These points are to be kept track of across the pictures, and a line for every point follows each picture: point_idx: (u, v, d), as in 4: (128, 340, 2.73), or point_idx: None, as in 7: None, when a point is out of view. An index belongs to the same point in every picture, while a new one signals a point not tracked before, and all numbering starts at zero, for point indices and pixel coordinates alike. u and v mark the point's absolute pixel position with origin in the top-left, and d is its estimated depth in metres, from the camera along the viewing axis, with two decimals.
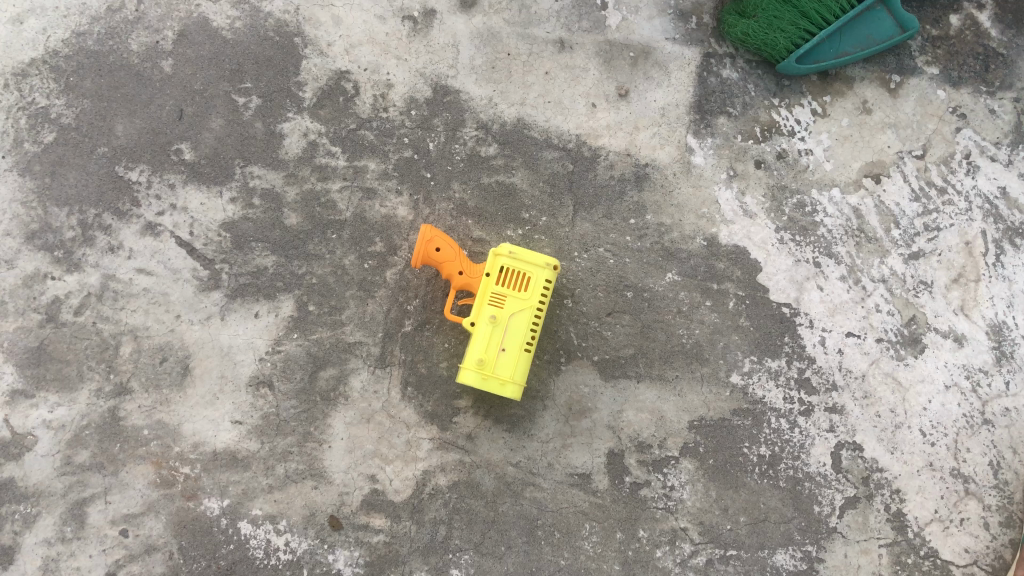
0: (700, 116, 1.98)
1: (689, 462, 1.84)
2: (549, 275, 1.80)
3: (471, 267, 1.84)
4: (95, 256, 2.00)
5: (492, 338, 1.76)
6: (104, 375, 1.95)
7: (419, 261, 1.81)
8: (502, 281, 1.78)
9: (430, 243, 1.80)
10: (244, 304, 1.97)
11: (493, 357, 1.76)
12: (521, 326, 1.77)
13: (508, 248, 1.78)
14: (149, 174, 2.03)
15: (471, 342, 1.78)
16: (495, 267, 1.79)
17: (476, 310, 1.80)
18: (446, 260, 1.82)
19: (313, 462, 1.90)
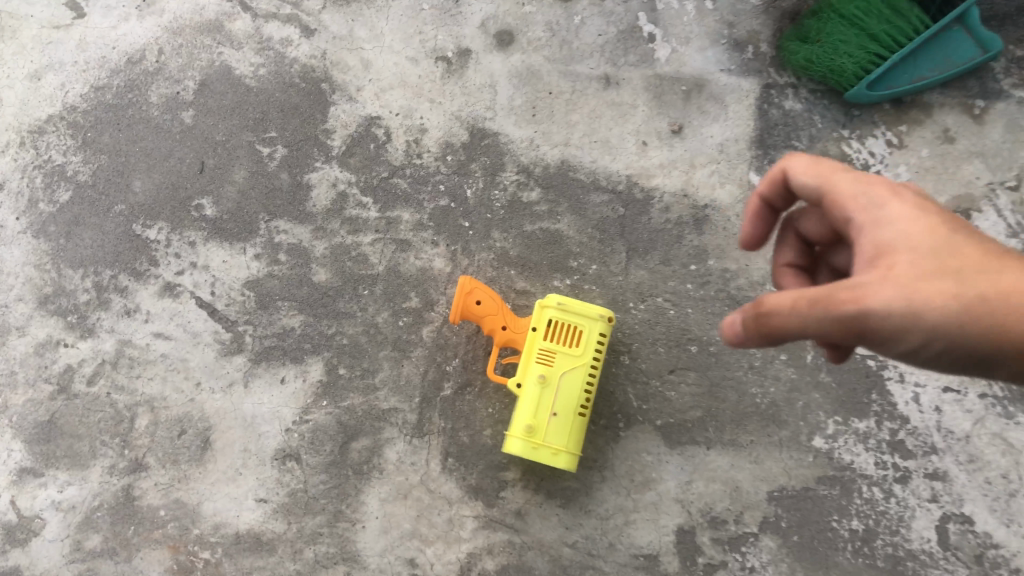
0: (762, 150, 1.79)
1: (770, 539, 1.62)
2: (604, 329, 1.61)
3: (515, 321, 1.67)
4: (110, 320, 1.87)
5: (541, 401, 1.58)
6: (119, 450, 1.80)
7: (457, 317, 1.65)
8: (551, 336, 1.60)
9: (470, 296, 1.64)
10: (269, 368, 1.81)
11: (543, 424, 1.57)
12: (574, 386, 1.58)
13: (555, 300, 1.60)
14: (168, 231, 1.90)
15: (518, 406, 1.60)
16: (542, 321, 1.62)
17: (523, 369, 1.62)
18: (489, 314, 1.65)
19: (345, 544, 1.72)
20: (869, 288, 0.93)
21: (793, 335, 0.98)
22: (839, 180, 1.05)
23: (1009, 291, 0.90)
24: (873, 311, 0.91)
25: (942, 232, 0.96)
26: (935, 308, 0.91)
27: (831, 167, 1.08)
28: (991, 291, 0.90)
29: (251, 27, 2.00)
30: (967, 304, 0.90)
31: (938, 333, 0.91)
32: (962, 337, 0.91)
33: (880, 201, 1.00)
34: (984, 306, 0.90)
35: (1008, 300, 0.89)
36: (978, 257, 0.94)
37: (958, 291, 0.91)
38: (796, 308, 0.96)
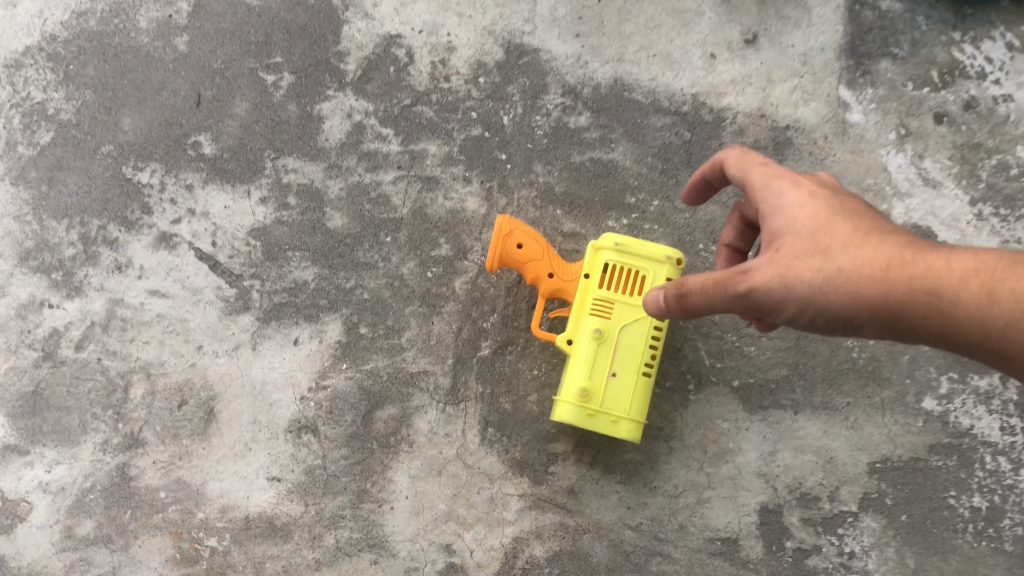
0: (854, 59, 1.51)
1: (873, 520, 1.37)
2: (671, 273, 1.35)
3: (564, 267, 1.41)
4: (99, 277, 1.64)
5: (598, 360, 1.33)
6: (112, 424, 1.58)
7: (495, 264, 1.39)
8: (608, 284, 1.34)
9: (509, 239, 1.38)
10: (280, 328, 1.57)
11: (601, 387, 1.32)
12: (637, 341, 1.33)
13: (613, 240, 1.34)
14: (162, 174, 1.66)
15: (569, 366, 1.35)
16: (596, 266, 1.36)
17: (574, 323, 1.36)
18: (533, 260, 1.39)
19: (371, 528, 1.49)
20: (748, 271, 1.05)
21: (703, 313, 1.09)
22: (752, 170, 1.13)
23: (864, 260, 0.98)
24: (747, 287, 1.02)
25: (825, 214, 1.04)
26: (802, 281, 1.00)
27: (749, 156, 1.15)
28: (848, 260, 0.99)
29: None
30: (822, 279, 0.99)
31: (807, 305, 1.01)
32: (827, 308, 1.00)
33: (778, 188, 1.09)
34: (840, 276, 0.98)
35: (859, 269, 0.98)
36: (850, 232, 1.02)
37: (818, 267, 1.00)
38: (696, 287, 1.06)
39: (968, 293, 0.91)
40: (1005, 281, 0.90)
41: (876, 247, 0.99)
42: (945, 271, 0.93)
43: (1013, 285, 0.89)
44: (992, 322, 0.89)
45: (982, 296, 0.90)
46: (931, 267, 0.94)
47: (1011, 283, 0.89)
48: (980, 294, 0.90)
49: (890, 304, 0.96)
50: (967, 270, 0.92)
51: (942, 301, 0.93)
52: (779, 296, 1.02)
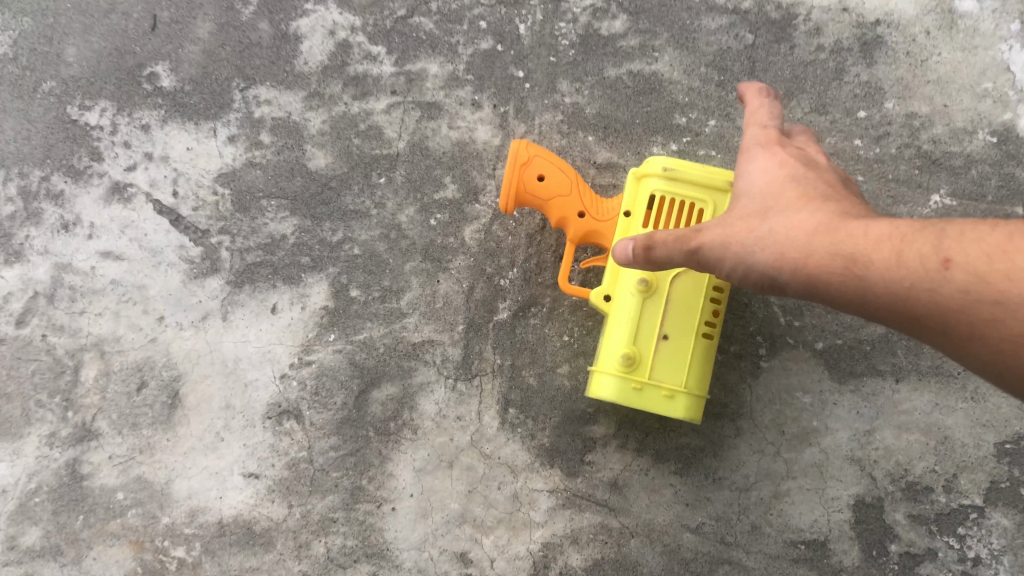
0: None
1: (1004, 515, 1.08)
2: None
3: (599, 205, 1.11)
4: (42, 238, 1.37)
5: (645, 318, 1.04)
6: (60, 413, 1.32)
7: (509, 204, 1.11)
8: (654, 220, 1.05)
9: (528, 168, 1.09)
10: (255, 293, 1.30)
11: (649, 352, 1.03)
12: (695, 293, 1.03)
13: (660, 164, 1.05)
14: (113, 113, 1.39)
15: (609, 327, 1.06)
16: (639, 199, 1.07)
17: (613, 272, 1.07)
18: (558, 195, 1.10)
19: (368, 534, 1.21)
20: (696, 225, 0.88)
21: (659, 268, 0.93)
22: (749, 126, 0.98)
23: (796, 221, 0.81)
24: (685, 245, 0.86)
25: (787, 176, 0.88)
26: (735, 241, 0.84)
27: (758, 109, 0.98)
28: (782, 221, 0.81)
29: None
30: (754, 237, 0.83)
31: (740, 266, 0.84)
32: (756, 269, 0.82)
33: (755, 151, 0.93)
34: (768, 237, 0.81)
35: (788, 229, 0.80)
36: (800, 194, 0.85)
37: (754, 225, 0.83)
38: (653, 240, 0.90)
39: (879, 256, 0.73)
40: (916, 243, 0.72)
41: (813, 208, 0.82)
42: (863, 231, 0.75)
43: (921, 248, 0.71)
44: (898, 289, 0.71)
45: (889, 258, 0.72)
46: (853, 226, 0.76)
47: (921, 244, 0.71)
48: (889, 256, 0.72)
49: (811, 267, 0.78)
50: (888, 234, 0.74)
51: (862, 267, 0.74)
52: (714, 258, 0.85)
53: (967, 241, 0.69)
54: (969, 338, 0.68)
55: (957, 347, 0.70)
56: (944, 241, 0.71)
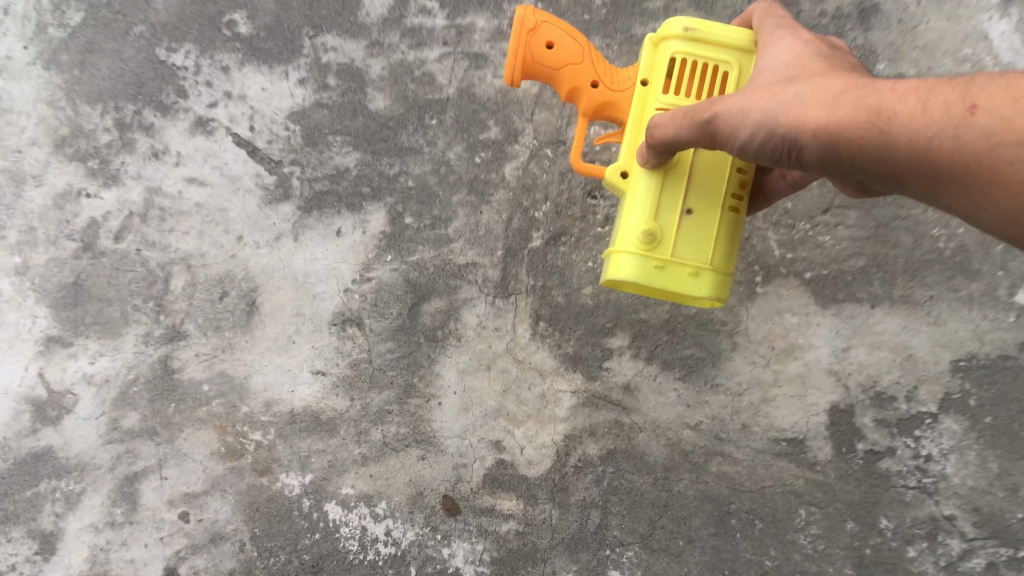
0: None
1: (955, 421, 1.28)
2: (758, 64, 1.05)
3: (614, 74, 1.13)
4: (136, 164, 1.57)
5: (665, 198, 1.06)
6: (154, 316, 1.54)
7: (514, 73, 1.14)
8: (674, 83, 1.06)
9: (536, 35, 1.12)
10: (323, 218, 1.50)
11: (670, 230, 1.06)
12: (714, 160, 1.05)
13: (680, 25, 1.04)
14: (196, 55, 1.57)
15: (630, 209, 1.08)
16: (660, 64, 1.07)
17: (630, 143, 1.09)
18: (569, 64, 1.12)
19: (418, 424, 1.44)
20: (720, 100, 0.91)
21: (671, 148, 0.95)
22: (768, 26, 1.01)
23: (816, 87, 0.83)
24: (699, 116, 0.90)
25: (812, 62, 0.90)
26: (753, 109, 0.86)
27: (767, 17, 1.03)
28: (807, 88, 0.83)
29: None
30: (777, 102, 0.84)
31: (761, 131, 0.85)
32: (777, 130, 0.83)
33: (785, 37, 0.96)
34: (791, 101, 0.83)
35: (809, 95, 0.82)
36: (823, 67, 0.87)
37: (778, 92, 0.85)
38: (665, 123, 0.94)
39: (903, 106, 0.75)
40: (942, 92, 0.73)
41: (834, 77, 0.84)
42: (890, 86, 0.76)
43: (948, 96, 0.73)
44: (918, 136, 0.73)
45: (913, 107, 0.74)
46: (878, 83, 0.77)
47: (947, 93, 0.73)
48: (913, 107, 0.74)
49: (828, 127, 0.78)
50: (913, 88, 0.75)
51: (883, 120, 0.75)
52: (733, 125, 0.87)
53: (993, 86, 0.71)
54: (991, 182, 0.70)
55: (975, 196, 0.72)
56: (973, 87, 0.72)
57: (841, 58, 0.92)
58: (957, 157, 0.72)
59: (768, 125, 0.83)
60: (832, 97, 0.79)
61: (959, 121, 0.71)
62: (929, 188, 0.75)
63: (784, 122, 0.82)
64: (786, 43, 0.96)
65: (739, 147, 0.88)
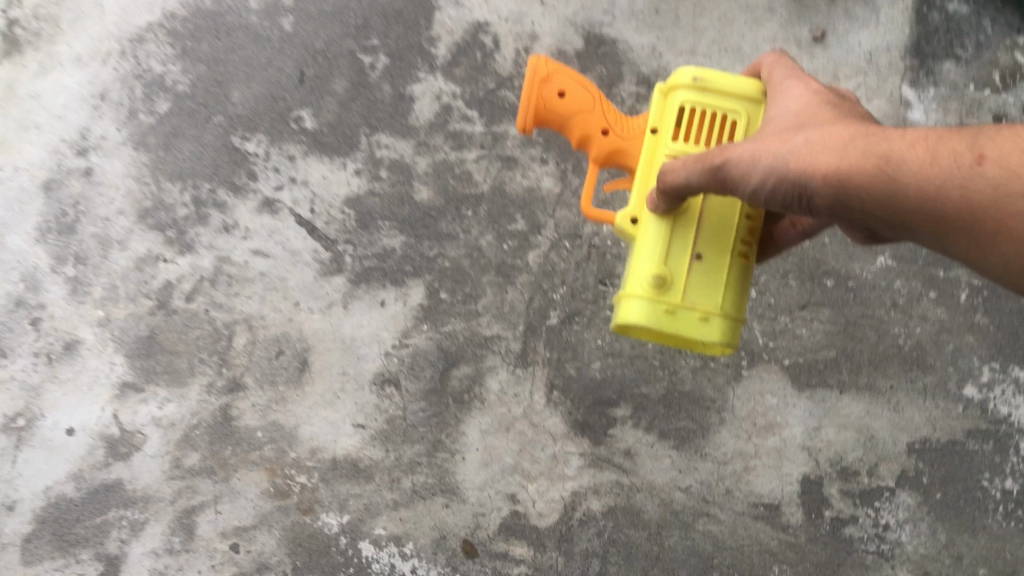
0: (903, 68, 1.72)
1: (909, 496, 1.57)
2: (757, 113, 1.24)
3: (622, 124, 1.32)
4: (209, 236, 1.80)
5: (676, 245, 1.22)
6: (217, 369, 1.76)
7: (528, 120, 1.33)
8: (683, 130, 1.24)
9: (550, 86, 1.32)
10: (369, 290, 1.73)
11: (679, 275, 1.21)
12: (723, 206, 1.22)
13: (688, 76, 1.22)
14: (267, 144, 1.81)
15: (643, 256, 1.23)
16: (670, 110, 1.25)
17: (641, 188, 1.26)
18: (581, 112, 1.32)
19: (444, 475, 1.65)
20: (729, 145, 1.09)
21: (680, 190, 1.12)
22: (774, 76, 1.22)
23: (825, 134, 1.03)
24: (713, 161, 1.07)
25: (807, 111, 1.12)
26: (765, 154, 1.04)
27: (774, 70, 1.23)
28: (816, 135, 1.03)
29: None
30: (789, 148, 1.03)
31: (773, 173, 1.03)
32: (790, 173, 1.02)
33: (786, 89, 1.17)
34: (804, 148, 1.02)
35: (817, 140, 1.02)
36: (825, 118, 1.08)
37: (787, 139, 1.05)
38: (678, 169, 1.12)
39: (912, 156, 0.97)
40: (947, 144, 0.97)
41: (837, 125, 1.04)
42: (895, 138, 0.98)
43: (954, 148, 0.96)
44: (931, 181, 0.95)
45: (919, 157, 0.96)
46: (885, 135, 0.99)
47: (949, 146, 0.96)
48: (923, 155, 0.96)
49: (842, 172, 0.99)
50: (915, 140, 0.97)
51: (893, 166, 0.97)
52: (746, 168, 1.05)
53: (990, 142, 0.95)
54: (997, 227, 0.94)
55: (979, 235, 0.96)
56: (975, 142, 0.96)
57: (838, 108, 1.13)
58: (962, 199, 0.95)
59: (781, 169, 1.02)
60: (844, 145, 1.00)
61: (968, 170, 0.94)
62: (927, 225, 0.98)
63: (797, 166, 1.02)
64: (790, 92, 1.17)
65: (746, 189, 1.07)
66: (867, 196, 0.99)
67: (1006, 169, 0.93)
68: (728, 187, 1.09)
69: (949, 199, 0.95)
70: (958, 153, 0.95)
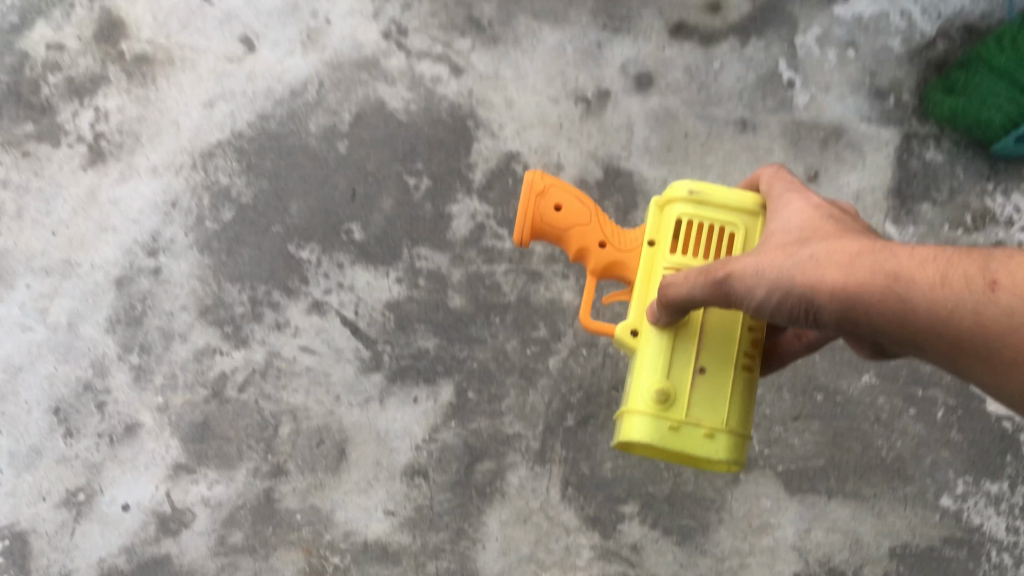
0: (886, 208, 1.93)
1: None
2: (750, 224, 1.39)
3: (617, 237, 1.47)
4: (262, 332, 2.00)
5: (676, 362, 1.34)
6: (263, 455, 1.93)
7: (524, 232, 1.48)
8: (679, 242, 1.39)
9: (547, 201, 1.48)
10: (404, 387, 1.92)
11: (680, 390, 1.33)
12: (718, 319, 1.35)
13: (684, 191, 1.39)
14: (319, 252, 2.03)
15: (645, 373, 1.36)
16: (667, 224, 1.41)
17: (640, 298, 1.41)
18: (578, 224, 1.48)
19: (466, 561, 1.81)
20: (739, 259, 1.15)
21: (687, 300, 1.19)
22: (778, 190, 1.32)
23: (832, 252, 1.08)
24: (719, 274, 1.15)
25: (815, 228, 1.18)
26: (771, 269, 1.11)
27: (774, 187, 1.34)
28: (822, 252, 1.08)
29: (404, 65, 2.10)
30: (796, 265, 1.09)
31: (778, 287, 1.09)
32: (796, 287, 1.08)
33: (799, 208, 1.24)
34: (811, 264, 1.08)
35: (826, 256, 1.08)
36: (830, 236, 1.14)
37: (795, 256, 1.11)
38: (680, 284, 1.20)
39: (919, 277, 1.01)
40: (960, 268, 1.01)
41: (846, 242, 1.09)
42: (902, 259, 1.03)
43: (966, 271, 1.00)
44: (939, 303, 0.99)
45: (927, 279, 1.00)
46: (893, 255, 1.03)
47: (957, 270, 1.00)
48: (933, 278, 1.00)
49: (849, 289, 1.04)
50: (922, 262, 1.02)
51: (900, 285, 1.01)
52: (752, 281, 1.11)
53: (1001, 266, 0.98)
54: (1011, 354, 0.96)
55: (993, 358, 0.98)
56: (987, 266, 0.99)
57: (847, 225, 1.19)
58: (972, 322, 0.98)
59: (787, 284, 1.08)
60: (851, 264, 1.05)
61: (981, 296, 0.98)
62: (939, 345, 1.01)
63: (803, 282, 1.07)
64: (794, 209, 1.25)
65: (752, 304, 1.13)
66: (875, 313, 1.03)
67: (1019, 296, 0.95)
68: (737, 299, 1.15)
69: (959, 320, 0.98)
70: (967, 276, 0.99)
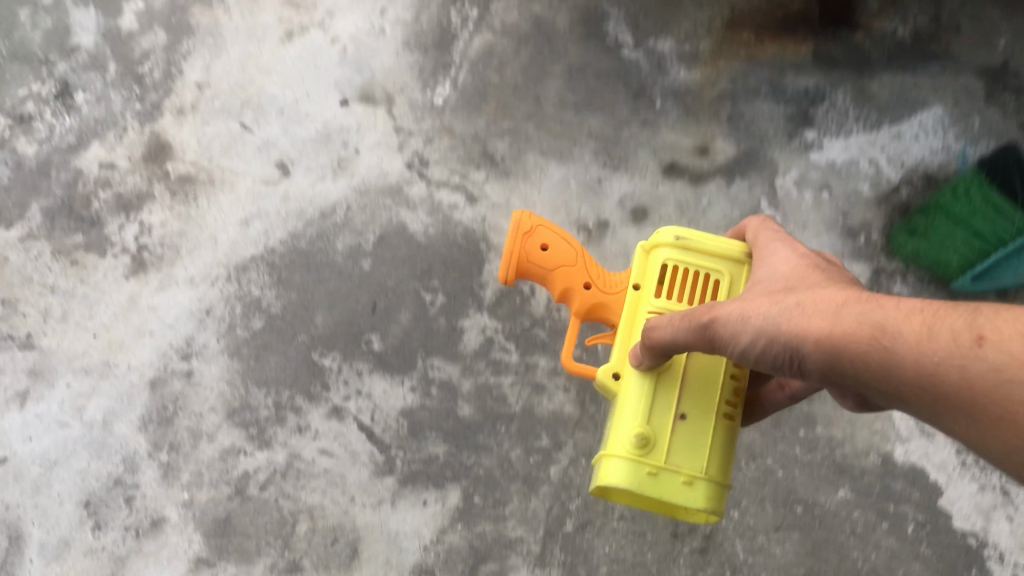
0: None
1: None
2: (732, 269, 1.57)
3: (601, 280, 1.70)
4: (285, 434, 2.16)
5: (657, 409, 1.50)
6: (280, 551, 2.07)
7: (511, 268, 1.71)
8: (663, 286, 1.58)
9: (535, 242, 1.71)
10: (414, 490, 2.08)
11: (659, 435, 1.48)
12: (698, 366, 1.50)
13: (668, 237, 1.58)
14: (340, 360, 2.20)
15: (628, 418, 1.51)
16: (653, 267, 1.60)
17: (625, 337, 1.59)
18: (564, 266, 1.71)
19: None
20: (730, 307, 1.26)
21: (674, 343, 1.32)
22: (768, 243, 1.47)
23: (818, 303, 1.17)
24: (704, 318, 1.27)
25: (814, 280, 1.27)
26: (756, 317, 1.21)
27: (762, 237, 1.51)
28: (807, 303, 1.18)
29: (425, 192, 2.32)
30: (783, 313, 1.18)
31: (762, 333, 1.19)
32: (779, 334, 1.17)
33: (799, 265, 1.33)
34: (796, 314, 1.17)
35: (810, 307, 1.16)
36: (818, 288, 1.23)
37: (782, 305, 1.20)
38: (666, 327, 1.34)
39: (904, 329, 1.06)
40: (949, 323, 1.04)
41: (834, 295, 1.17)
42: (886, 311, 1.09)
43: (955, 326, 1.03)
44: (922, 354, 1.03)
45: (911, 331, 1.05)
46: (880, 309, 1.09)
47: (944, 323, 1.04)
48: (919, 330, 1.05)
49: (833, 337, 1.10)
50: (907, 314, 1.07)
51: (883, 336, 1.07)
52: (737, 327, 1.22)
53: (992, 323, 1.01)
54: (1000, 412, 0.98)
55: (981, 414, 1.00)
56: (975, 322, 1.02)
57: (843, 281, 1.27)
58: (958, 376, 1.01)
59: (770, 331, 1.17)
60: (833, 314, 1.13)
61: (968, 350, 1.00)
62: (926, 400, 1.04)
63: (786, 329, 1.16)
64: (781, 260, 1.38)
65: (739, 348, 1.22)
66: (859, 361, 1.09)
67: (1005, 353, 0.98)
68: (725, 344, 1.25)
69: (945, 373, 1.01)
70: (952, 329, 1.03)
